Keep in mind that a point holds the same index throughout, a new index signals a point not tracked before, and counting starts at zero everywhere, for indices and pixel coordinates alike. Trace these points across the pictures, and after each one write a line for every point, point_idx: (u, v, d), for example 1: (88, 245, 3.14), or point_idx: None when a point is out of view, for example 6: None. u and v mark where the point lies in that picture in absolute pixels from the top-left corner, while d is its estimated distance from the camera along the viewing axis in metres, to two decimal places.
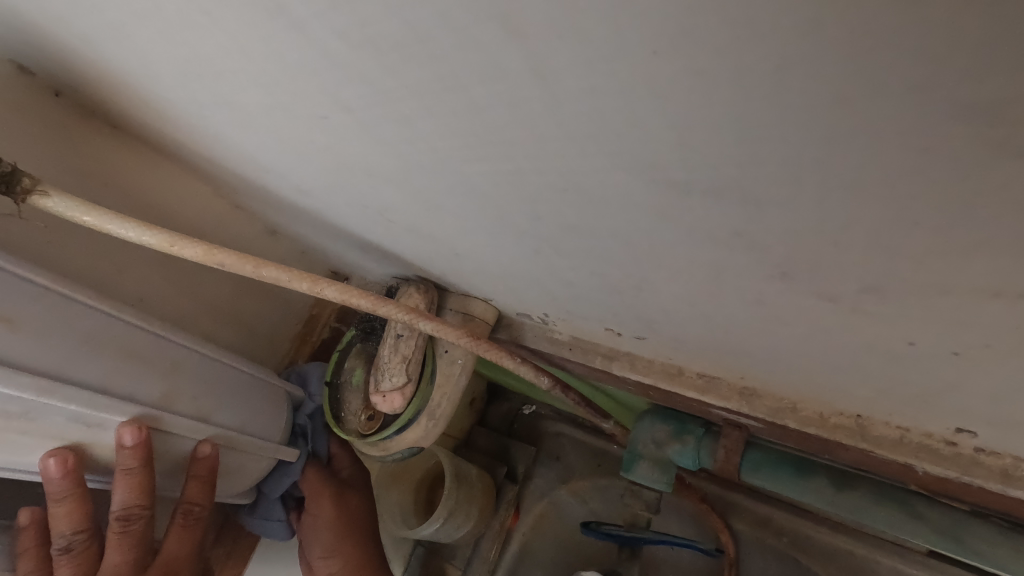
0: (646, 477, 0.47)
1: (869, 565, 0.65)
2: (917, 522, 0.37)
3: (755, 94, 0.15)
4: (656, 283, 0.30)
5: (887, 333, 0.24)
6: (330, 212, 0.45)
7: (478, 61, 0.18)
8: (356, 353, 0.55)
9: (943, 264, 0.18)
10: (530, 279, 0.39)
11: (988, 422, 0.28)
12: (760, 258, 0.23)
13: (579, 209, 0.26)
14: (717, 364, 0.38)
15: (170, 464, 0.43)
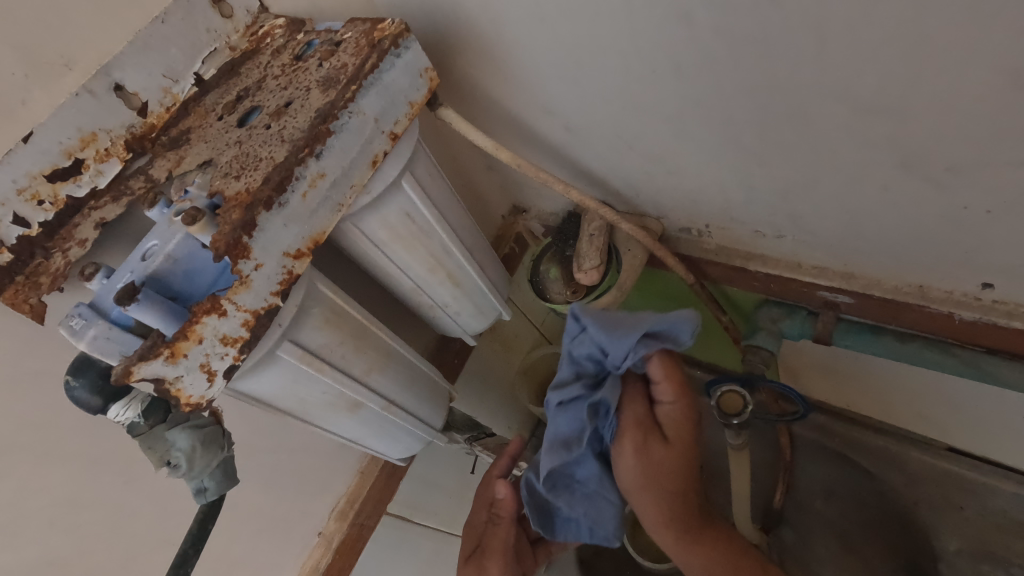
0: (763, 340, 0.70)
1: (902, 457, 0.85)
2: (951, 357, 0.59)
3: (921, 59, 0.38)
4: (818, 183, 0.53)
5: (953, 202, 0.46)
6: (578, 147, 0.68)
7: (786, 41, 0.42)
8: (552, 256, 0.78)
9: (987, 148, 0.40)
10: (720, 190, 0.62)
11: (1002, 272, 0.50)
12: (893, 155, 0.45)
13: (791, 129, 0.49)
14: (831, 255, 0.61)
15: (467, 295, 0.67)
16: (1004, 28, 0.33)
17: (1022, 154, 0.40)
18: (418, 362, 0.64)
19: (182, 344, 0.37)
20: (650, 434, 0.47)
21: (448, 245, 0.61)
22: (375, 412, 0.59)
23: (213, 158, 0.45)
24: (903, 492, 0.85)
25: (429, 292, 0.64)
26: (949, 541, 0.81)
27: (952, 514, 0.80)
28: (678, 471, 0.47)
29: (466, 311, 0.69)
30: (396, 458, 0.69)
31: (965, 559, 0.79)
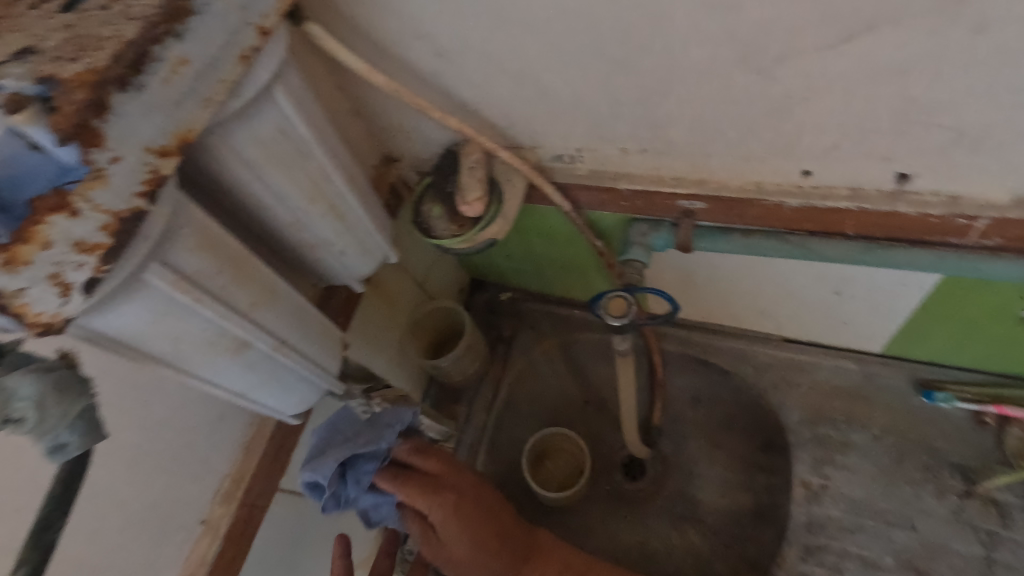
0: (637, 253, 0.77)
1: (750, 353, 0.99)
2: (783, 243, 0.70)
3: None
4: (673, 88, 0.59)
5: (781, 91, 0.55)
6: (449, 75, 0.68)
7: None
8: (433, 195, 0.77)
9: (804, 33, 0.49)
10: (589, 108, 0.66)
11: (817, 156, 0.61)
12: (735, 49, 0.52)
13: (650, 33, 0.54)
14: (686, 164, 0.69)
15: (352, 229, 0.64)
16: None
17: (830, 38, 0.48)
18: (304, 303, 0.59)
19: (23, 248, 0.32)
20: (469, 497, 0.73)
21: (330, 171, 0.57)
22: (264, 353, 0.53)
23: (32, 45, 0.36)
24: (752, 381, 0.97)
25: (311, 225, 0.60)
26: (792, 414, 0.92)
27: (792, 390, 0.94)
28: (485, 513, 0.74)
29: (351, 249, 0.66)
30: (288, 414, 0.64)
31: (805, 426, 0.91)
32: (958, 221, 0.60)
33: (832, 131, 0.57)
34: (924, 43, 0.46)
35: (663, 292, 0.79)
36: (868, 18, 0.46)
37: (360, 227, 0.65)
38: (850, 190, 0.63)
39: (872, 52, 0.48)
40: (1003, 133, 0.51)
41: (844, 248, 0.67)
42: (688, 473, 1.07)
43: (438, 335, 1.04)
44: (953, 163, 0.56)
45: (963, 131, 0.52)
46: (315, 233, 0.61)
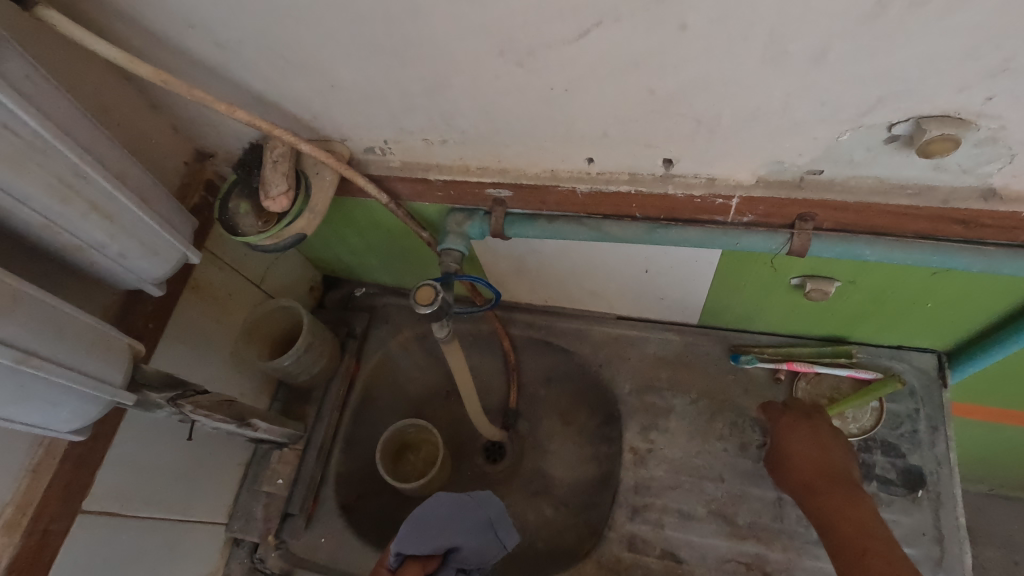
0: (453, 242, 0.79)
1: (588, 332, 1.05)
2: (581, 226, 0.74)
3: None
4: (450, 79, 0.61)
5: (543, 83, 0.58)
6: (236, 66, 0.66)
7: None
8: (239, 191, 0.74)
9: (544, 27, 0.52)
10: (381, 99, 0.66)
11: (592, 145, 0.65)
12: (491, 42, 0.55)
13: (413, 26, 0.55)
14: (486, 154, 0.71)
15: (130, 230, 0.61)
16: None
17: (567, 32, 0.52)
18: (66, 311, 0.56)
19: None
20: None
21: (82, 167, 0.54)
22: (6, 366, 0.49)
23: None
24: (591, 358, 1.03)
25: (72, 228, 0.56)
26: (624, 385, 0.99)
27: (625, 364, 1.01)
28: None
29: (132, 250, 0.62)
30: (66, 431, 0.59)
31: (635, 395, 0.98)
32: (715, 200, 0.67)
33: (598, 121, 0.62)
34: (644, 38, 0.51)
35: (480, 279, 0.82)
36: (593, 16, 0.50)
37: (139, 228, 0.62)
38: (629, 174, 0.69)
39: (606, 45, 0.52)
40: (729, 119, 0.57)
41: (632, 229, 0.72)
42: (544, 450, 1.12)
43: (281, 336, 1.00)
44: (701, 148, 0.62)
45: (699, 118, 0.58)
46: (80, 237, 0.57)
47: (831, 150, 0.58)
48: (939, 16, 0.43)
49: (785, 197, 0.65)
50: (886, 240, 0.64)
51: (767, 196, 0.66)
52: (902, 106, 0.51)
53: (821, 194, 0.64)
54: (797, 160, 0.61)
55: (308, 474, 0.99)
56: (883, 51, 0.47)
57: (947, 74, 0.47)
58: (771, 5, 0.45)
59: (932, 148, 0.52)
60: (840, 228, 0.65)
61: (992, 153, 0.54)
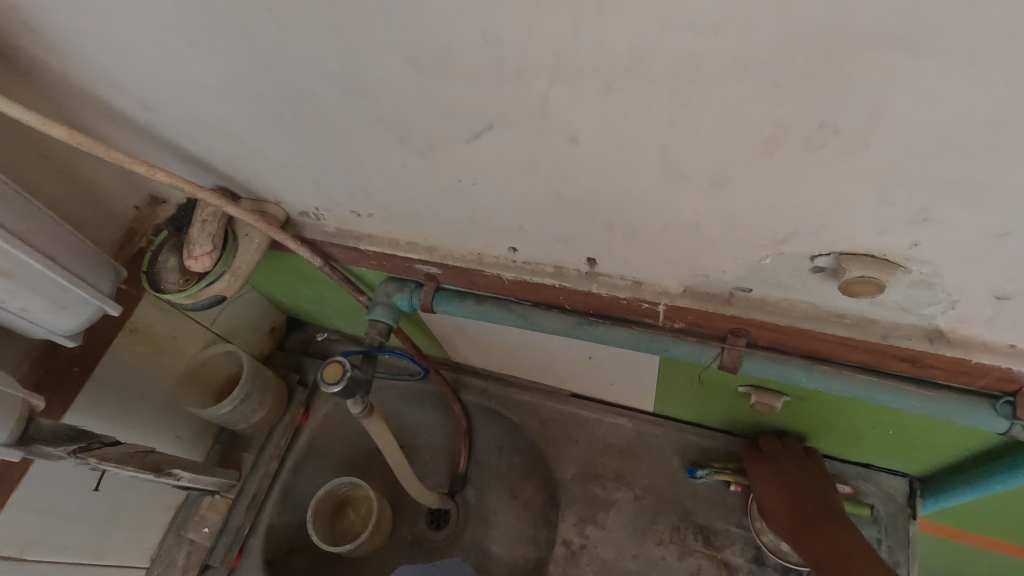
0: (381, 314, 0.76)
1: (539, 407, 1.00)
2: (507, 311, 0.70)
3: (351, 46, 0.44)
4: (360, 161, 0.59)
5: (450, 174, 0.55)
6: (165, 127, 0.66)
7: (256, 20, 0.45)
8: (169, 246, 0.74)
9: (438, 125, 0.49)
10: (302, 170, 0.65)
11: (511, 236, 0.62)
12: (390, 132, 0.52)
13: (313, 110, 0.53)
14: (412, 231, 0.69)
15: (32, 287, 0.60)
16: (379, 18, 0.40)
17: (461, 132, 0.49)
18: None
19: None
20: None
21: None
22: None
23: None
24: (538, 435, 0.98)
25: None
26: (566, 470, 0.94)
27: (571, 446, 0.95)
28: None
29: (36, 306, 0.62)
30: None
31: (577, 482, 0.92)
32: (642, 303, 0.62)
33: (512, 215, 0.58)
34: (537, 144, 0.47)
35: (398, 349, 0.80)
36: (482, 119, 0.47)
37: (46, 282, 0.62)
38: (554, 267, 0.65)
39: (502, 148, 0.49)
40: (641, 229, 0.53)
41: (559, 321, 0.68)
42: (487, 523, 1.07)
43: (226, 379, 1.00)
44: (619, 252, 0.58)
45: (611, 224, 0.54)
46: None
47: (755, 270, 0.53)
48: (839, 161, 0.38)
49: (713, 311, 0.59)
50: (824, 367, 0.58)
51: (694, 307, 0.60)
52: (820, 240, 0.46)
53: (750, 313, 0.58)
54: (723, 275, 0.55)
55: (234, 525, 0.97)
56: (781, 186, 0.42)
57: (863, 215, 0.42)
58: (659, 128, 0.41)
59: (854, 287, 0.47)
60: (774, 348, 0.60)
61: (930, 296, 0.48)
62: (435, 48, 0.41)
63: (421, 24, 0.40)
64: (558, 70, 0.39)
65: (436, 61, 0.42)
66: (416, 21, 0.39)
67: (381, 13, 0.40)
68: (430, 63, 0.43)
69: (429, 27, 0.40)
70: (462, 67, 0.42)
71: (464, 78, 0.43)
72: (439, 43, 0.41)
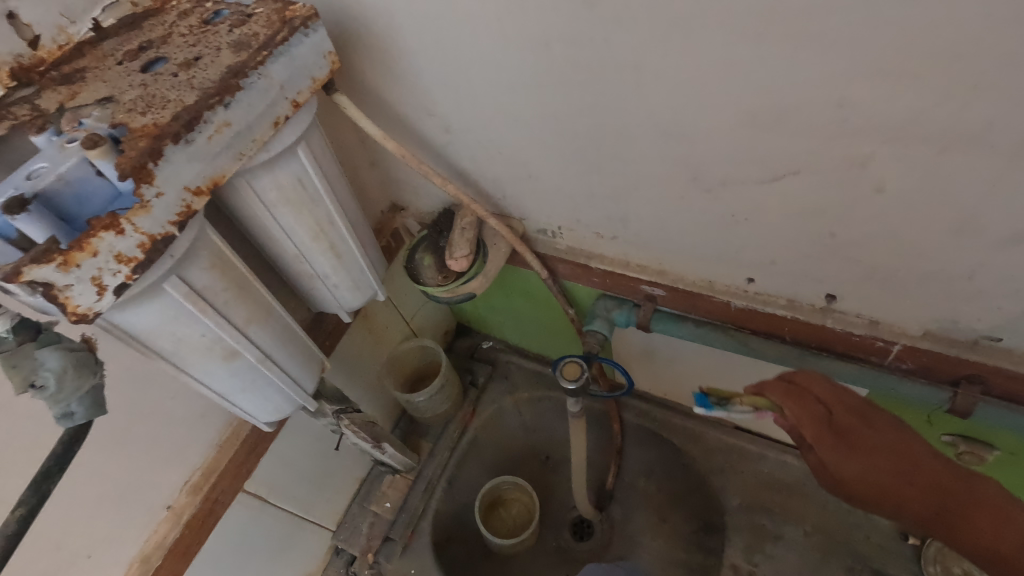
0: (600, 326, 0.85)
1: (702, 435, 1.05)
2: (726, 336, 0.77)
3: (698, 98, 0.54)
4: (638, 190, 0.69)
5: (725, 209, 0.64)
6: (456, 148, 0.79)
7: (618, 73, 0.56)
8: (426, 247, 0.86)
9: (741, 167, 0.58)
10: (568, 194, 0.76)
11: (757, 268, 0.70)
12: (688, 170, 0.62)
13: (620, 146, 0.64)
14: (650, 255, 0.78)
15: (349, 267, 0.73)
16: (744, 80, 0.50)
17: (762, 175, 0.58)
18: (293, 325, 0.67)
19: (76, 255, 0.40)
20: None
21: (335, 216, 0.67)
22: (250, 364, 0.61)
23: (115, 95, 0.47)
24: (701, 462, 1.03)
25: (313, 260, 0.69)
26: (731, 498, 0.98)
27: (736, 476, 1.00)
28: None
29: (344, 284, 0.75)
30: (263, 421, 0.70)
31: (743, 512, 0.96)
32: (875, 342, 0.68)
33: (768, 250, 0.66)
34: (836, 192, 0.55)
35: (620, 366, 0.85)
36: (791, 166, 0.55)
37: (356, 265, 0.74)
38: (788, 300, 0.71)
39: (798, 191, 0.57)
40: (906, 273, 0.59)
41: (781, 352, 0.73)
42: (633, 542, 1.11)
43: (416, 371, 1.12)
44: (868, 292, 0.64)
45: (873, 266, 0.61)
46: (315, 268, 0.70)
47: (1013, 322, 0.58)
48: None
49: (953, 355, 0.64)
50: None
51: (933, 350, 0.65)
52: None
53: (994, 361, 0.62)
54: (974, 324, 0.61)
55: (413, 506, 1.05)
56: None
57: None
58: (976, 188, 0.48)
59: None
60: (1010, 398, 0.64)
61: None
62: (784, 106, 0.50)
63: (782, 87, 0.49)
64: (899, 133, 0.48)
65: (777, 116, 0.52)
66: (780, 85, 0.49)
67: (748, 76, 0.50)
68: (770, 117, 0.52)
69: (790, 90, 0.49)
70: (800, 123, 0.51)
71: (796, 132, 0.52)
72: (791, 103, 0.50)
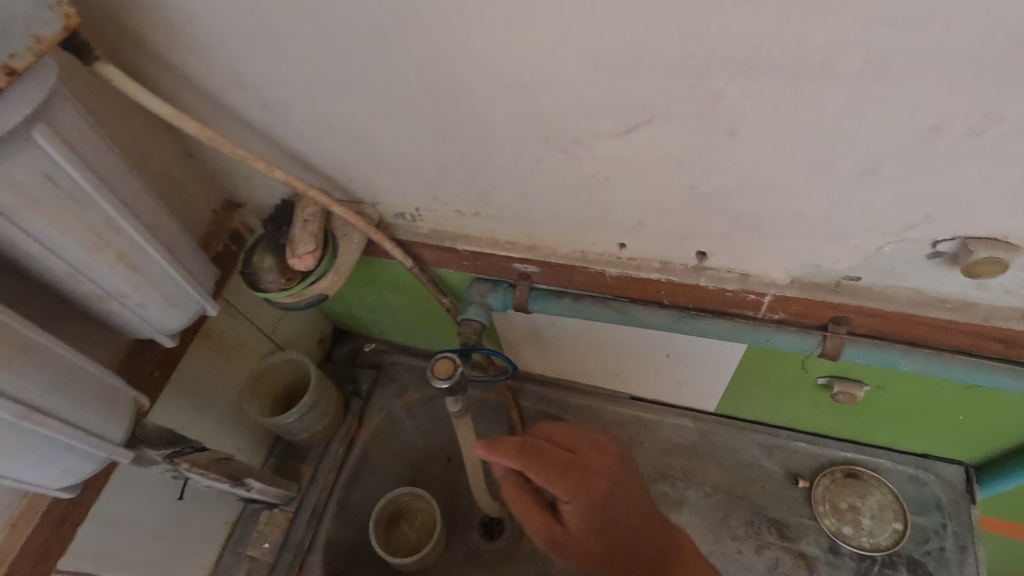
0: (474, 313, 0.77)
1: (600, 411, 1.02)
2: (607, 307, 0.73)
3: (533, 43, 0.47)
4: (494, 160, 0.61)
5: (584, 170, 0.58)
6: (281, 127, 0.67)
7: (439, 19, 0.48)
8: (264, 247, 0.73)
9: (591, 120, 0.52)
10: (419, 171, 0.67)
11: (624, 231, 0.65)
12: (539, 129, 0.55)
13: (459, 105, 0.56)
14: (517, 228, 0.71)
15: (154, 280, 0.59)
16: (575, 17, 0.44)
17: (614, 127, 0.52)
18: (74, 361, 0.53)
19: None
20: None
21: (116, 219, 0.53)
22: (6, 423, 0.47)
23: None
24: (602, 438, 0.99)
25: (97, 277, 0.55)
26: (635, 471, 0.95)
27: (637, 448, 0.97)
28: None
29: (151, 303, 0.61)
30: (55, 489, 0.55)
31: (647, 483, 0.94)
32: (749, 295, 0.66)
33: (638, 211, 0.62)
34: (692, 138, 0.51)
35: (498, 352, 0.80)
36: (641, 115, 0.50)
37: (165, 276, 0.61)
38: (661, 262, 0.68)
39: (654, 142, 0.52)
40: (769, 220, 0.57)
41: (657, 315, 0.71)
42: None
43: (285, 388, 0.98)
44: (738, 245, 0.62)
45: (739, 217, 0.58)
46: (104, 286, 0.56)
47: (871, 258, 0.57)
48: (993, 148, 0.43)
49: (819, 300, 0.64)
50: (923, 351, 0.62)
51: (801, 297, 0.64)
52: (946, 225, 0.51)
53: (857, 301, 0.63)
54: (835, 265, 0.60)
55: (297, 540, 0.93)
56: (926, 174, 0.47)
57: (999, 197, 0.47)
58: (824, 121, 0.45)
59: (978, 268, 0.51)
60: (874, 334, 0.64)
61: None
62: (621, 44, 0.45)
63: (616, 22, 0.43)
64: (744, 66, 0.43)
65: (617, 57, 0.46)
66: (613, 19, 0.43)
67: (578, 13, 0.44)
68: (608, 59, 0.46)
69: (624, 26, 0.44)
70: (641, 61, 0.46)
71: (639, 74, 0.47)
72: (627, 42, 0.45)
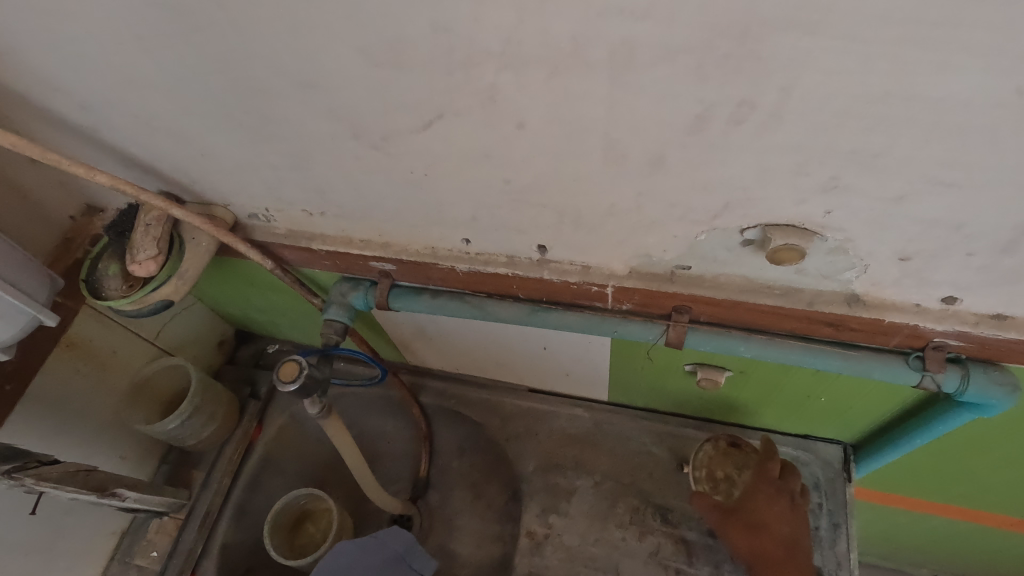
0: (335, 313, 0.76)
1: (497, 403, 1.01)
2: (463, 303, 0.72)
3: (304, 39, 0.46)
4: (316, 158, 0.60)
5: (403, 166, 0.57)
6: (107, 130, 0.64)
7: (206, 16, 0.46)
8: (110, 254, 0.72)
9: (388, 116, 0.51)
10: (253, 171, 0.65)
11: (462, 226, 0.64)
12: (345, 126, 0.54)
13: (262, 103, 0.54)
14: (366, 226, 0.69)
15: None
16: (331, 11, 0.42)
17: (411, 123, 0.51)
18: None
19: None
20: None
21: None
22: None
23: None
24: (498, 431, 0.99)
25: None
26: (528, 463, 0.96)
27: (531, 440, 0.97)
28: None
29: None
30: None
31: (538, 475, 0.94)
32: (591, 287, 0.66)
33: (467, 206, 0.61)
34: (487, 133, 0.50)
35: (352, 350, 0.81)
36: (431, 110, 0.49)
37: None
38: (506, 256, 0.67)
39: (453, 136, 0.51)
40: (587, 212, 0.56)
41: (511, 309, 0.70)
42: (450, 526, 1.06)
43: (172, 394, 0.97)
44: (569, 238, 0.61)
45: (560, 210, 0.57)
46: None
47: (693, 248, 0.57)
48: (759, 136, 0.43)
49: (657, 289, 0.63)
50: (759, 338, 0.63)
51: (640, 287, 0.64)
52: (747, 213, 0.50)
53: (690, 289, 0.62)
54: (663, 255, 0.59)
55: (185, 547, 0.92)
56: (709, 162, 0.46)
57: (783, 184, 0.46)
58: (598, 113, 0.45)
59: (779, 254, 0.51)
60: (715, 322, 0.64)
61: (846, 262, 0.53)
62: (385, 38, 0.43)
63: (370, 16, 0.42)
64: (505, 58, 0.42)
65: (386, 52, 0.45)
66: (367, 14, 0.42)
67: (333, 8, 0.42)
68: (379, 55, 0.45)
69: (380, 20, 0.42)
70: (409, 55, 0.44)
71: (412, 68, 0.45)
72: (389, 36, 0.43)
